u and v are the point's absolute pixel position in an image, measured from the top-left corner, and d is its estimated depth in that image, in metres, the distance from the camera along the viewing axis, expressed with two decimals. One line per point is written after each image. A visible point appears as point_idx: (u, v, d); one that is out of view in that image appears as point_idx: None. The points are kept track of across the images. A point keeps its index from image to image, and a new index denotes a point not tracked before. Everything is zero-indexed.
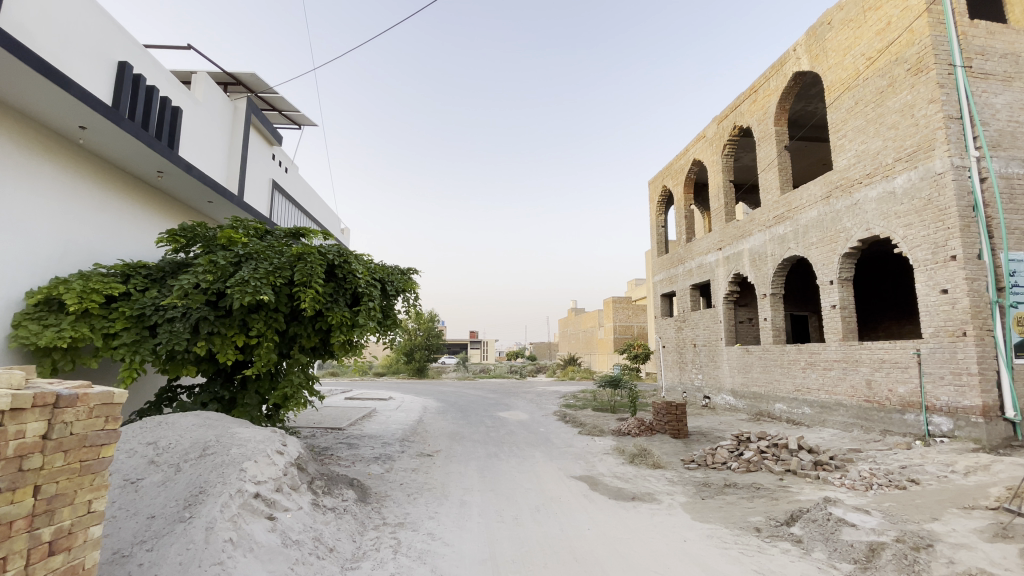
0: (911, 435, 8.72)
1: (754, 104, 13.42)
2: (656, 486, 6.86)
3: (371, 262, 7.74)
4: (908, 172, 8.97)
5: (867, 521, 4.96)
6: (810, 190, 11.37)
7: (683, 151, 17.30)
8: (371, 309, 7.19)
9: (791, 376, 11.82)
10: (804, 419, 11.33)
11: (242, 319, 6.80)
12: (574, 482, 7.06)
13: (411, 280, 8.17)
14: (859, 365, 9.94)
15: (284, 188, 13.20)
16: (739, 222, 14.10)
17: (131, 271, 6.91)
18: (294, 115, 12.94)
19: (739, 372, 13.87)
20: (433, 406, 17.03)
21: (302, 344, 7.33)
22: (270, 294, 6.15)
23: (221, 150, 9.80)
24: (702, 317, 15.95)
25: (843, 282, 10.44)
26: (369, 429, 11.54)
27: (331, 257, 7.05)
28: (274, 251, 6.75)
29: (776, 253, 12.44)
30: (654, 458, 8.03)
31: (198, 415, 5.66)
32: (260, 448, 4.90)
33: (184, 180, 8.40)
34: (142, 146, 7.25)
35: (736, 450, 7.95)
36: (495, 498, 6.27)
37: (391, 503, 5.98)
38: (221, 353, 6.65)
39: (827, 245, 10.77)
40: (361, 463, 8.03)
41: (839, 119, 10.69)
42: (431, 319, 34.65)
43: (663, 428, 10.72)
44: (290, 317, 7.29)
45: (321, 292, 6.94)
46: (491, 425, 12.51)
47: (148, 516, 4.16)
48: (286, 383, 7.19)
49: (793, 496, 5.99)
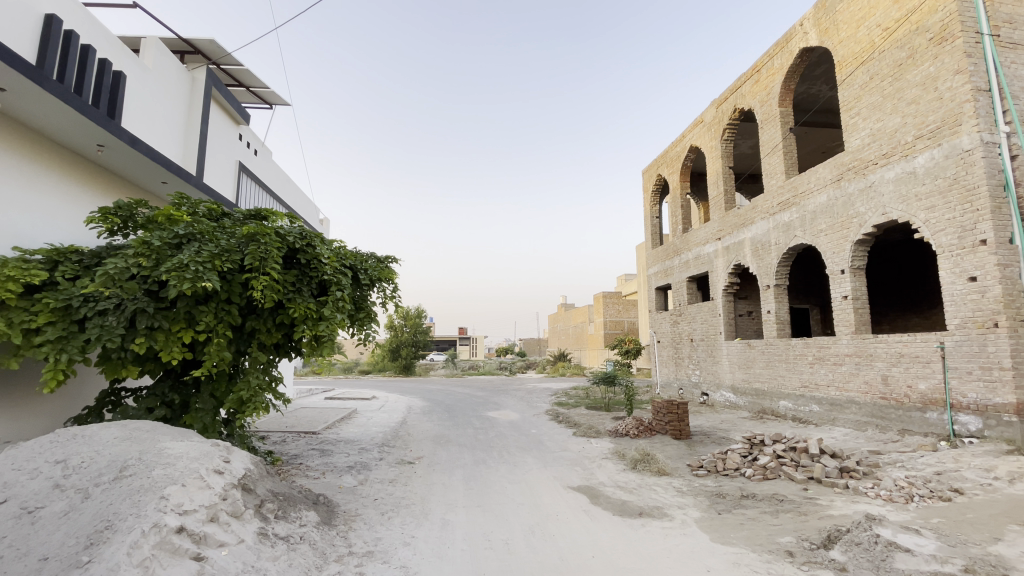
0: (933, 435, 8.03)
1: (757, 84, 12.67)
2: (664, 498, 6.06)
3: (340, 247, 6.83)
4: (931, 150, 8.27)
5: (922, 545, 4.23)
6: (819, 173, 10.66)
7: (679, 137, 16.53)
8: (340, 301, 6.31)
9: (797, 371, 11.14)
10: (811, 417, 10.65)
11: (189, 312, 5.88)
12: (572, 494, 6.23)
13: (388, 268, 7.27)
14: (874, 360, 9.23)
15: (253, 172, 12.17)
16: (740, 211, 13.37)
17: (59, 257, 5.92)
18: (262, 92, 11.93)
19: (740, 368, 13.16)
20: (417, 405, 16.10)
21: (261, 340, 6.43)
22: (217, 282, 5.22)
23: (176, 125, 8.82)
24: (699, 311, 15.24)
25: (855, 271, 9.74)
26: (346, 432, 10.66)
27: (293, 240, 6.13)
28: (222, 233, 5.80)
29: (782, 242, 11.70)
30: (658, 464, 7.25)
31: (123, 426, 4.72)
32: (191, 468, 3.98)
33: (130, 155, 7.42)
34: (74, 114, 6.25)
35: (748, 454, 7.18)
36: (482, 517, 5.43)
37: (361, 525, 5.11)
38: (165, 352, 5.73)
39: (838, 231, 10.05)
40: (332, 474, 7.14)
41: (851, 96, 9.97)
42: (418, 315, 33.50)
43: (663, 428, 9.97)
44: (247, 310, 6.40)
45: (281, 280, 6.03)
46: (478, 426, 11.67)
47: (40, 558, 3.24)
48: (242, 386, 6.26)
49: (824, 511, 5.24)
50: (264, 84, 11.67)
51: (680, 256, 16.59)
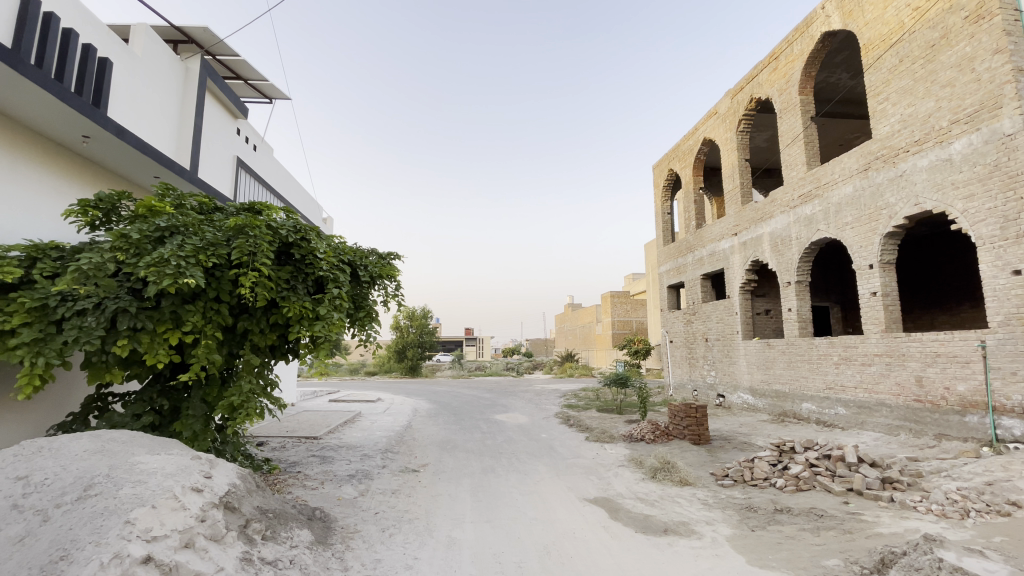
0: (974, 441, 7.47)
1: (775, 72, 12.12)
2: (689, 512, 5.55)
3: (338, 242, 6.39)
4: (968, 135, 7.71)
5: (993, 572, 3.71)
6: (843, 163, 10.11)
7: (692, 130, 16.00)
8: (338, 299, 5.85)
9: (821, 372, 10.59)
10: (837, 420, 10.10)
11: (175, 311, 5.44)
12: (588, 507, 5.74)
13: (390, 265, 6.81)
14: (907, 360, 8.67)
15: (252, 167, 11.78)
16: (758, 205, 12.82)
17: (38, 253, 5.48)
18: (261, 85, 11.55)
19: (759, 369, 12.62)
20: (424, 408, 15.64)
21: (254, 341, 6.00)
22: (202, 279, 4.76)
23: (169, 117, 8.45)
24: (714, 309, 14.70)
25: (884, 266, 9.18)
26: (350, 437, 10.24)
27: (286, 234, 5.66)
28: (210, 226, 5.35)
29: (803, 237, 11.14)
30: (680, 473, 6.74)
31: (96, 437, 4.28)
32: (164, 487, 3.53)
33: (117, 147, 7.01)
34: (54, 101, 5.83)
35: (778, 462, 6.66)
36: (491, 534, 4.96)
37: (359, 544, 4.65)
38: (149, 355, 5.30)
39: (866, 224, 9.49)
40: (332, 484, 6.70)
41: (879, 81, 9.41)
42: (424, 315, 33.01)
43: (682, 433, 9.45)
44: (238, 310, 5.96)
45: (273, 277, 5.57)
46: (486, 430, 11.20)
47: None
48: (233, 391, 5.81)
49: (871, 529, 4.73)
50: (262, 76, 11.29)
51: (694, 253, 16.06)
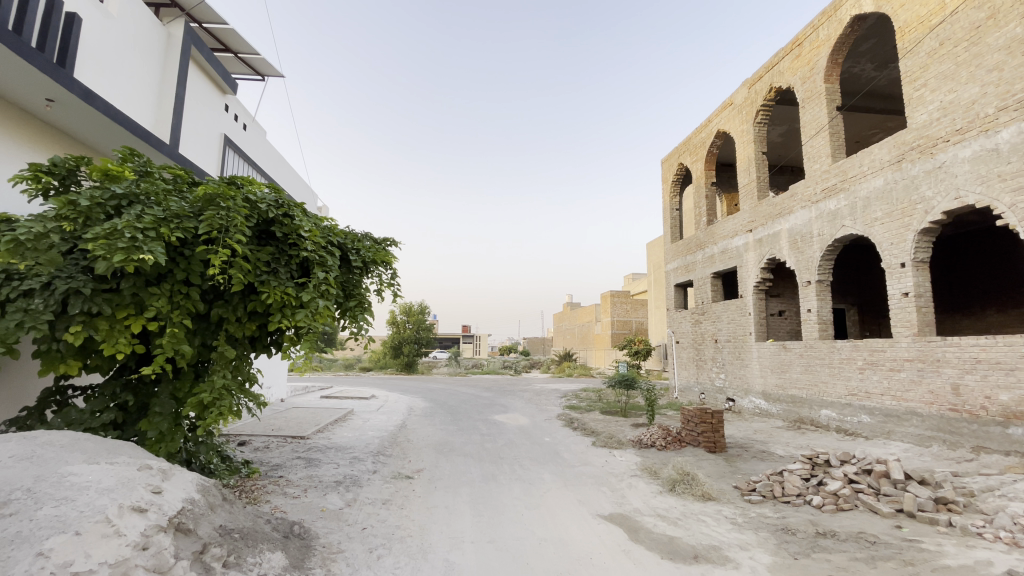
0: (1019, 455, 6.84)
1: (798, 60, 11.47)
2: (718, 534, 4.88)
3: (326, 222, 5.68)
4: (1019, 123, 7.07)
5: None
6: (873, 155, 9.47)
7: (705, 122, 15.32)
8: (324, 285, 5.17)
9: (843, 377, 9.96)
10: (860, 428, 9.47)
11: (137, 294, 4.71)
12: (605, 526, 5.06)
13: (386, 251, 6.11)
14: (942, 366, 8.02)
15: (240, 147, 11.03)
16: (777, 199, 12.16)
17: None
18: (252, 59, 10.86)
19: (773, 372, 11.99)
20: (419, 407, 14.93)
21: (229, 331, 5.29)
22: (162, 257, 4.04)
23: (147, 86, 7.74)
24: (725, 309, 14.04)
25: (918, 265, 8.53)
26: (339, 437, 9.54)
27: (266, 209, 4.93)
28: (177, 196, 4.62)
29: (826, 233, 10.49)
30: (702, 487, 6.08)
31: (29, 441, 3.55)
32: (95, 508, 2.86)
33: (86, 112, 6.28)
34: (10, 56, 5.11)
35: (811, 477, 6.01)
36: (496, 559, 4.28)
37: (342, 568, 3.98)
38: (108, 345, 4.62)
39: (898, 219, 8.84)
40: (316, 492, 6.02)
41: (915, 66, 8.77)
42: (421, 311, 32.29)
43: (695, 440, 8.79)
44: (212, 295, 5.27)
45: (250, 258, 4.88)
46: (485, 432, 10.53)
47: None
48: (204, 387, 5.12)
49: (936, 561, 4.10)
50: (253, 50, 10.59)
51: (704, 250, 15.39)
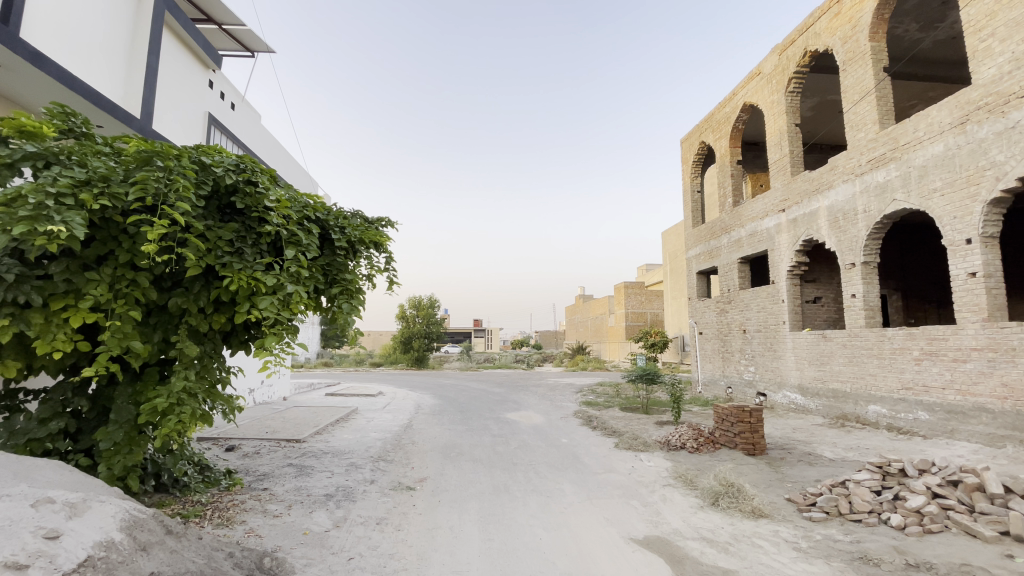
0: None
1: (836, 18, 10.36)
2: (781, 565, 3.95)
3: (304, 195, 4.85)
4: None
5: None
6: (930, 118, 8.37)
7: (729, 96, 14.24)
8: (297, 267, 4.32)
9: (895, 369, 8.93)
10: (916, 426, 8.45)
11: (68, 278, 3.87)
12: (641, 555, 4.16)
13: (378, 231, 5.24)
14: (1019, 356, 6.94)
15: (227, 128, 10.24)
16: (814, 174, 11.07)
17: None
18: (238, 31, 10.05)
19: (811, 365, 11.00)
20: (428, 404, 14.17)
21: (190, 324, 4.46)
22: (82, 227, 3.23)
23: (111, 53, 6.92)
24: (754, 297, 13.02)
25: (987, 240, 7.45)
26: (338, 440, 8.77)
27: (222, 174, 4.12)
28: (111, 158, 3.80)
29: (874, 209, 9.43)
30: (752, 502, 5.16)
31: None
32: None
33: (33, 77, 5.48)
34: None
35: (883, 490, 5.08)
36: None
37: None
38: (43, 341, 3.80)
39: (962, 189, 7.76)
40: (301, 509, 5.20)
41: (982, 13, 7.64)
42: (432, 305, 31.59)
43: (731, 441, 7.88)
44: (170, 282, 4.45)
45: (207, 235, 4.06)
46: (498, 432, 9.74)
47: None
48: (160, 392, 4.30)
49: None
50: (237, 21, 9.74)
51: (729, 234, 14.34)
